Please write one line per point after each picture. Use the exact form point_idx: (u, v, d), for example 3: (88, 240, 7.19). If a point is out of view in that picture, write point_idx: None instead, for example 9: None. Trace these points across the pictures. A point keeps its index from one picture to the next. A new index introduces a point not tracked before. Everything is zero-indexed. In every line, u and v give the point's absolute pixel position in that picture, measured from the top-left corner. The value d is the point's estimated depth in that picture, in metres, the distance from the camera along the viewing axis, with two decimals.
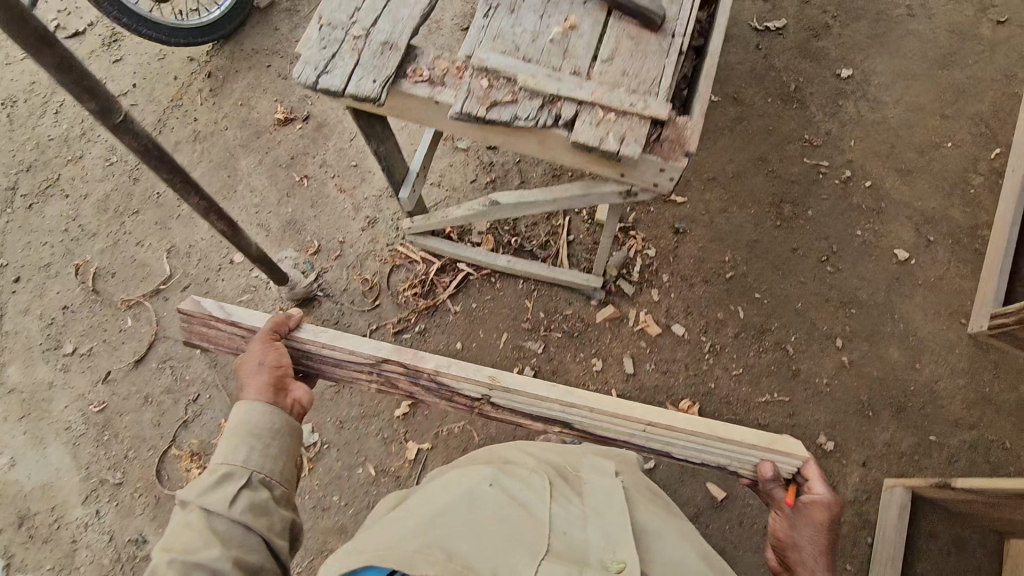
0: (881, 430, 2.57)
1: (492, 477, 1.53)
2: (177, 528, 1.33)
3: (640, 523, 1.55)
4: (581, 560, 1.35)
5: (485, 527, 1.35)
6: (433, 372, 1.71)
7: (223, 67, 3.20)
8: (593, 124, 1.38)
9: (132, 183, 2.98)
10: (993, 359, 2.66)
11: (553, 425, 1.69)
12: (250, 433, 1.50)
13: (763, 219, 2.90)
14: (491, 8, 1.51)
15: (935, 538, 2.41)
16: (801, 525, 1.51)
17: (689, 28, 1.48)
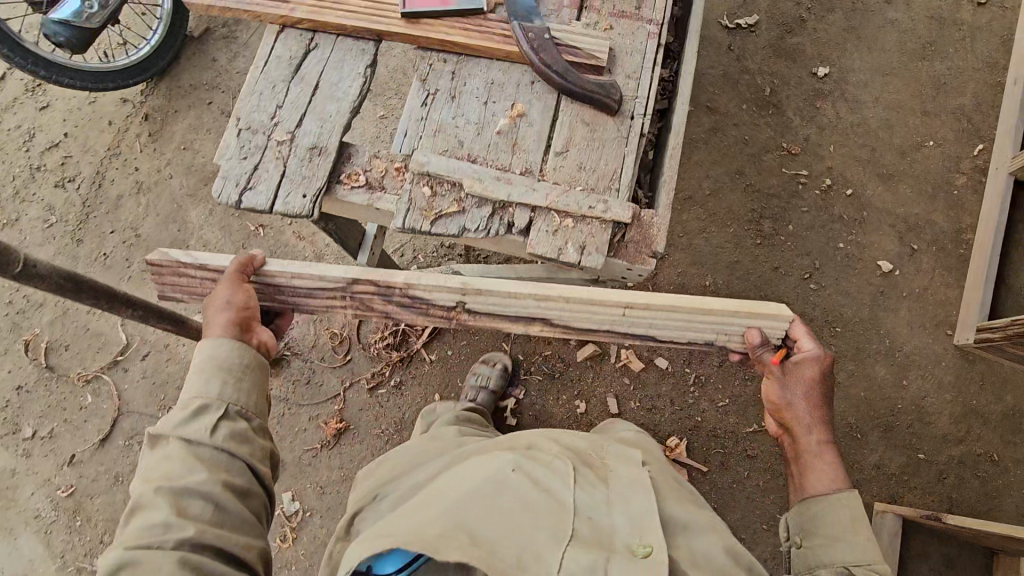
0: (870, 452, 2.56)
1: (512, 458, 1.39)
2: (157, 461, 1.25)
3: (671, 508, 1.40)
4: (608, 546, 1.24)
5: (505, 514, 1.24)
6: (404, 287, 1.48)
7: (161, 107, 2.95)
8: (550, 232, 1.26)
9: (75, 245, 2.78)
10: (979, 370, 2.64)
11: (533, 325, 1.52)
12: (215, 362, 1.35)
13: (743, 238, 2.81)
14: (429, 96, 1.36)
15: (927, 559, 2.44)
16: (794, 389, 1.53)
17: (649, 107, 1.34)
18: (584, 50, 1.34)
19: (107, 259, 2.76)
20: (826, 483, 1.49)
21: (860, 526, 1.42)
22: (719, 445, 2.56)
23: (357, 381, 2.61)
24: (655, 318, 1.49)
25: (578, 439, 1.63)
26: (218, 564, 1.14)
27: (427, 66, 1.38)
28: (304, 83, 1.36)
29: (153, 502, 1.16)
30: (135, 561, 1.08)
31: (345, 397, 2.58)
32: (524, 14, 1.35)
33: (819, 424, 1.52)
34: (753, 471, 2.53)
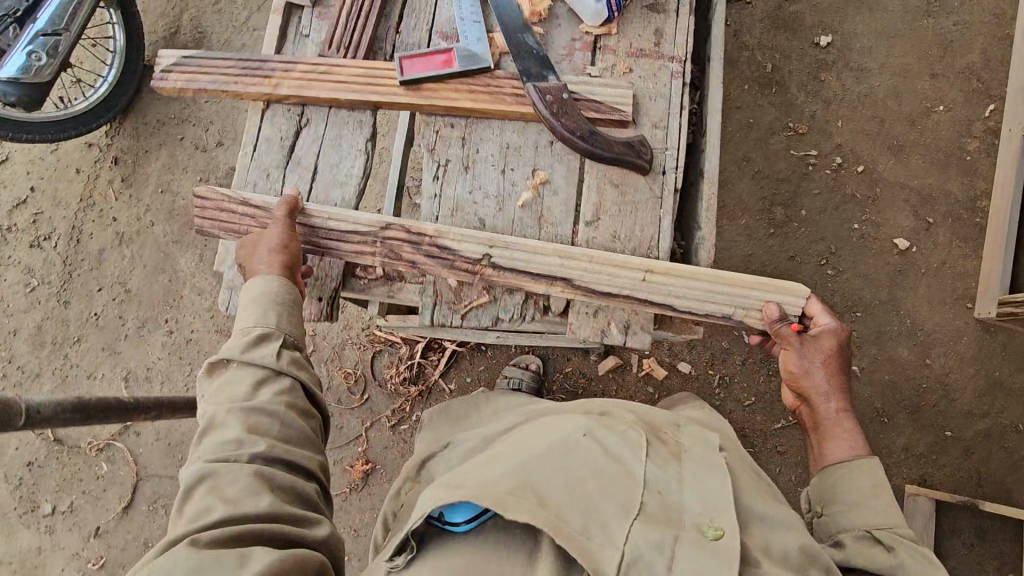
0: (897, 435, 2.58)
1: (582, 423, 1.34)
2: (220, 385, 1.23)
3: (750, 492, 1.27)
4: (674, 523, 1.17)
5: (572, 482, 1.21)
6: (434, 236, 1.32)
7: (129, 148, 2.74)
8: (591, 313, 1.33)
9: (63, 307, 2.64)
10: (1001, 342, 2.62)
11: (554, 285, 1.29)
12: (261, 298, 1.28)
13: (756, 228, 2.74)
14: (442, 168, 1.35)
15: (958, 533, 2.50)
16: (812, 358, 1.38)
17: (681, 157, 1.31)
18: (605, 103, 1.31)
19: (100, 319, 2.63)
20: (846, 450, 1.37)
21: (881, 491, 1.31)
22: (748, 444, 2.56)
23: (378, 419, 2.55)
24: (684, 285, 1.29)
25: (658, 413, 1.52)
26: (290, 481, 1.16)
27: (436, 136, 1.37)
28: (301, 167, 1.43)
29: (226, 419, 1.16)
30: (213, 474, 1.10)
31: (369, 436, 2.53)
32: (535, 73, 1.32)
33: (838, 392, 1.38)
34: (784, 465, 2.54)
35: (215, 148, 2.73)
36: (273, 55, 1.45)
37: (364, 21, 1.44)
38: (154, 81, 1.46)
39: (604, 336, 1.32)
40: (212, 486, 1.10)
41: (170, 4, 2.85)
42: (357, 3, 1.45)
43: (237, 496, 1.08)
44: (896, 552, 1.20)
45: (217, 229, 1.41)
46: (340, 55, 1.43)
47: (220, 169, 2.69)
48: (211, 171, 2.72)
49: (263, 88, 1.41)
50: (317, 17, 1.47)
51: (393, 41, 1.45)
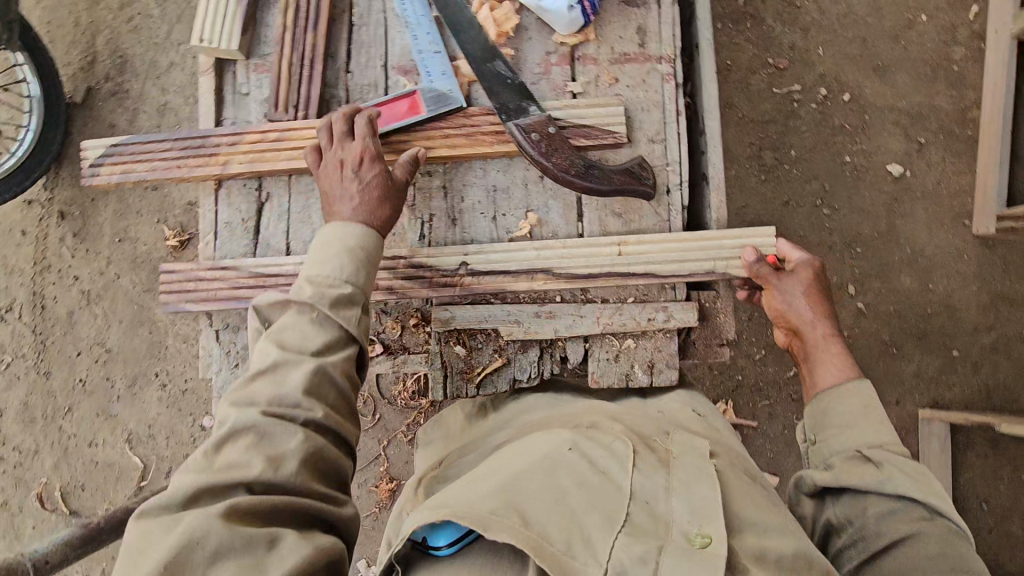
0: (907, 363, 2.59)
1: (565, 437, 1.04)
2: (293, 323, 1.06)
3: (738, 497, 1.02)
4: (661, 536, 0.89)
5: (550, 493, 0.91)
6: (409, 258, 1.25)
7: (73, 199, 2.53)
8: (611, 358, 1.25)
9: (44, 378, 2.51)
10: (1000, 254, 2.62)
11: (535, 278, 1.24)
12: (352, 244, 1.14)
13: (747, 177, 2.62)
14: (427, 224, 1.29)
15: (973, 445, 2.58)
16: (793, 291, 1.36)
17: (686, 171, 1.27)
18: (596, 128, 1.26)
19: (88, 383, 2.51)
20: (837, 373, 1.33)
21: (872, 412, 1.28)
22: (764, 397, 2.55)
23: (395, 437, 2.48)
24: (660, 249, 1.23)
25: (639, 417, 1.20)
26: (335, 456, 1.03)
27: (415, 190, 1.30)
28: (272, 249, 1.33)
29: (289, 371, 1.02)
30: (261, 427, 0.96)
31: (388, 456, 2.48)
32: (515, 107, 1.23)
33: (822, 318, 1.36)
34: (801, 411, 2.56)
35: (166, 184, 2.52)
36: (214, 127, 1.33)
37: (308, 70, 1.32)
38: (85, 179, 1.33)
39: (631, 379, 1.24)
40: (256, 439, 0.95)
41: (81, 31, 2.57)
42: (295, 50, 1.33)
43: (282, 459, 0.94)
44: (884, 466, 1.19)
45: (184, 296, 1.31)
46: (291, 115, 1.32)
47: (176, 206, 2.49)
48: (166, 210, 2.52)
49: (213, 168, 1.31)
50: (254, 71, 1.36)
51: (346, 84, 1.35)
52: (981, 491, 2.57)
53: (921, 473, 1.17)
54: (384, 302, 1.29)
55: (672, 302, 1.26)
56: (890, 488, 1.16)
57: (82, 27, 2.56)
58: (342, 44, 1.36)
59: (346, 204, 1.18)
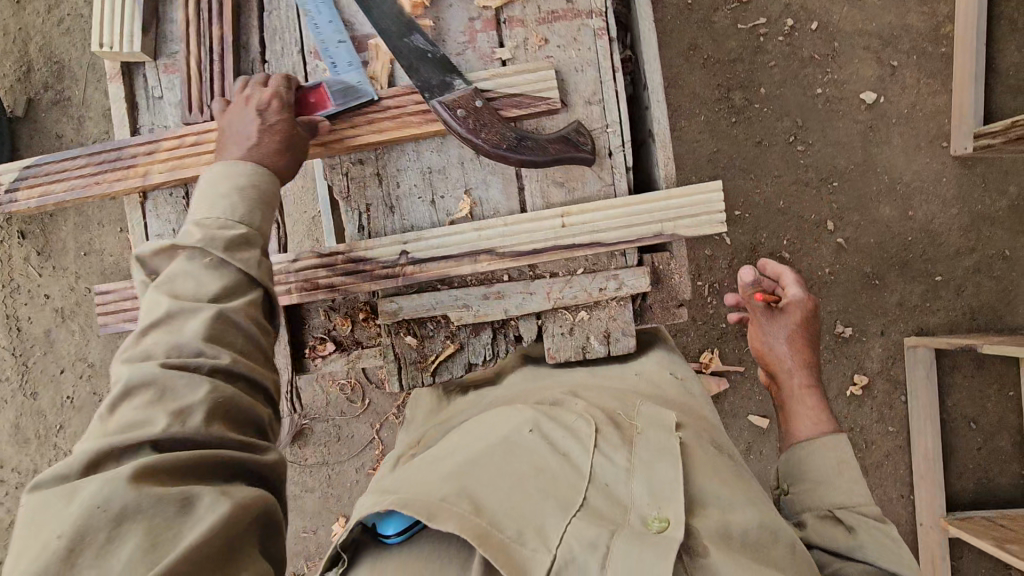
0: (890, 293, 2.58)
1: (528, 416, 1.08)
2: (183, 269, 0.93)
3: (701, 470, 1.05)
4: (618, 519, 0.93)
5: (507, 482, 0.95)
6: (346, 253, 1.22)
7: (31, 216, 2.47)
8: (565, 332, 1.25)
9: (32, 399, 2.51)
10: (980, 173, 2.57)
11: (478, 259, 1.20)
12: (243, 183, 1.04)
13: (717, 121, 2.54)
14: (365, 214, 1.25)
15: (959, 367, 2.60)
16: (779, 330, 1.43)
17: (626, 130, 1.23)
18: (526, 95, 1.20)
19: (77, 400, 2.52)
20: (812, 427, 1.34)
21: (847, 469, 1.26)
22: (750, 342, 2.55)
23: (386, 419, 2.51)
24: (605, 216, 1.20)
25: (608, 393, 1.19)
26: (248, 402, 0.91)
27: (348, 180, 1.26)
28: None
29: (183, 320, 0.89)
30: (159, 383, 0.84)
31: (382, 439, 2.50)
32: (439, 84, 1.16)
33: (802, 366, 1.40)
34: None
35: None
36: (129, 137, 1.29)
37: (220, 67, 1.29)
38: (2, 205, 1.29)
39: (587, 351, 1.24)
40: (154, 396, 0.83)
41: (11, 39, 2.44)
42: (206, 48, 1.29)
43: (186, 415, 0.83)
44: (856, 531, 1.17)
45: (123, 316, 1.34)
46: (206, 115, 1.28)
47: None
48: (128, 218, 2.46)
49: (132, 180, 1.27)
50: (164, 72, 1.31)
51: (263, 73, 1.31)
52: (969, 412, 2.61)
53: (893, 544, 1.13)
54: (331, 301, 1.32)
55: (622, 269, 1.24)
56: (858, 556, 1.13)
57: (12, 34, 2.44)
58: (253, 33, 1.32)
59: (242, 141, 1.10)
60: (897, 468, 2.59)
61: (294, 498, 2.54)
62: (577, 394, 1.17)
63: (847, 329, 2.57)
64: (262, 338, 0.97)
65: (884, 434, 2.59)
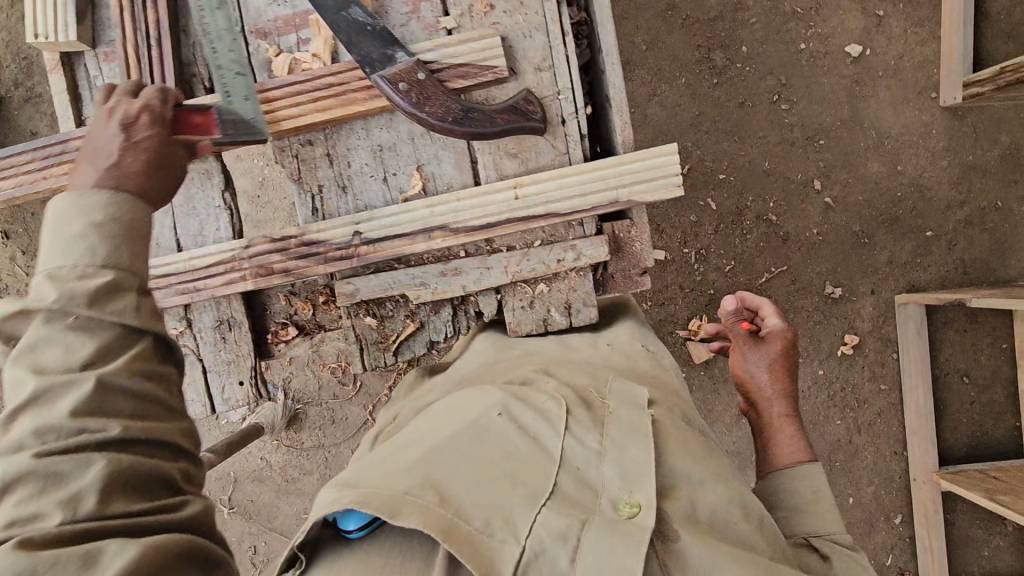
0: (880, 251, 2.54)
1: (496, 399, 1.05)
2: (39, 341, 0.80)
3: (673, 448, 1.03)
4: (589, 505, 0.90)
5: (474, 471, 0.91)
6: (299, 236, 1.22)
7: (12, 216, 2.47)
8: (525, 305, 1.27)
9: None
10: (970, 123, 2.51)
11: (433, 236, 1.20)
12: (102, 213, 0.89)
13: (698, 83, 2.47)
14: (318, 197, 1.23)
15: (951, 323, 2.58)
16: (759, 357, 1.42)
17: (579, 97, 1.22)
18: (473, 65, 1.18)
19: None
20: (793, 455, 1.30)
21: (822, 500, 1.23)
22: None
23: (379, 400, 2.53)
24: (558, 185, 1.20)
25: (577, 369, 1.17)
26: (153, 462, 0.81)
27: (298, 162, 1.23)
28: (163, 246, 1.29)
29: (54, 395, 0.78)
30: (36, 472, 0.74)
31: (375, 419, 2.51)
32: (380, 57, 1.15)
33: (782, 396, 1.38)
34: None
35: None
36: (74, 130, 1.29)
37: (154, 50, 1.26)
38: None
39: (547, 323, 1.27)
40: (35, 489, 0.73)
41: None
42: (140, 31, 1.26)
43: (76, 500, 0.73)
44: (833, 560, 1.11)
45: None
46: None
47: None
48: None
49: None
50: (104, 60, 1.30)
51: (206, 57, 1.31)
52: (962, 366, 2.59)
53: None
54: (290, 286, 1.34)
55: (581, 239, 1.23)
56: None
57: None
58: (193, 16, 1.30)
59: (100, 162, 0.96)
60: (890, 426, 2.59)
61: (293, 481, 2.59)
62: (548, 372, 1.15)
63: (837, 289, 2.54)
64: (161, 387, 0.86)
65: (876, 392, 2.59)
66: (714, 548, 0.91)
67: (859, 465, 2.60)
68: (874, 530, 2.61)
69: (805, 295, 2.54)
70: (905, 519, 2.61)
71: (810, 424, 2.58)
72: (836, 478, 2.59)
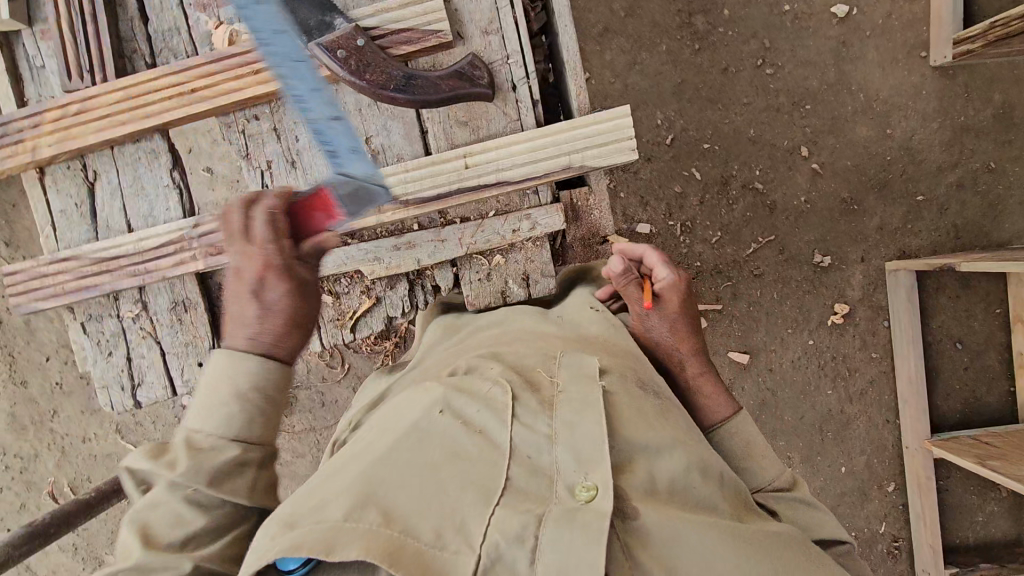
0: (869, 218, 2.49)
1: (436, 396, 1.01)
2: (155, 503, 0.95)
3: (632, 422, 1.01)
4: (544, 496, 0.90)
5: (418, 480, 0.89)
6: None
7: None
8: (479, 277, 1.36)
9: (23, 387, 2.45)
10: (961, 82, 2.44)
11: (382, 208, 1.28)
12: (244, 388, 1.02)
13: (680, 50, 2.41)
14: (267, 174, 1.34)
15: (943, 289, 2.55)
16: (658, 321, 1.30)
17: (525, 64, 1.30)
18: (416, 30, 1.26)
19: (65, 385, 2.46)
20: (719, 411, 1.29)
21: (754, 449, 1.26)
22: (726, 279, 2.48)
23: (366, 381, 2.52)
24: (503, 155, 1.27)
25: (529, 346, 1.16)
26: None
27: (245, 138, 1.33)
28: (115, 229, 1.35)
29: (158, 570, 0.89)
30: None
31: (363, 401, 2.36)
32: (317, 23, 1.21)
33: (692, 353, 1.32)
34: (765, 287, 2.50)
35: None
36: (16, 110, 1.32)
37: (93, 27, 1.30)
38: None
39: (505, 295, 1.34)
40: None
41: None
42: (75, 15, 1.29)
43: None
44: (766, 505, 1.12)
45: (32, 295, 1.34)
46: (87, 81, 1.31)
47: None
48: None
49: (21, 157, 1.30)
50: (40, 39, 1.31)
51: (144, 32, 1.34)
52: (955, 332, 2.56)
53: (821, 513, 1.21)
54: None
55: (537, 209, 1.33)
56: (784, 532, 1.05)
57: None
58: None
59: (245, 327, 1.06)
60: (881, 395, 2.57)
61: (285, 463, 2.60)
62: (496, 355, 1.13)
63: (826, 258, 2.50)
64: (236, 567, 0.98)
65: (869, 361, 2.56)
66: (672, 520, 0.91)
67: (852, 435, 2.58)
68: (866, 499, 2.60)
69: (794, 265, 2.50)
70: (898, 486, 2.61)
71: (801, 396, 2.56)
72: (829, 448, 2.58)
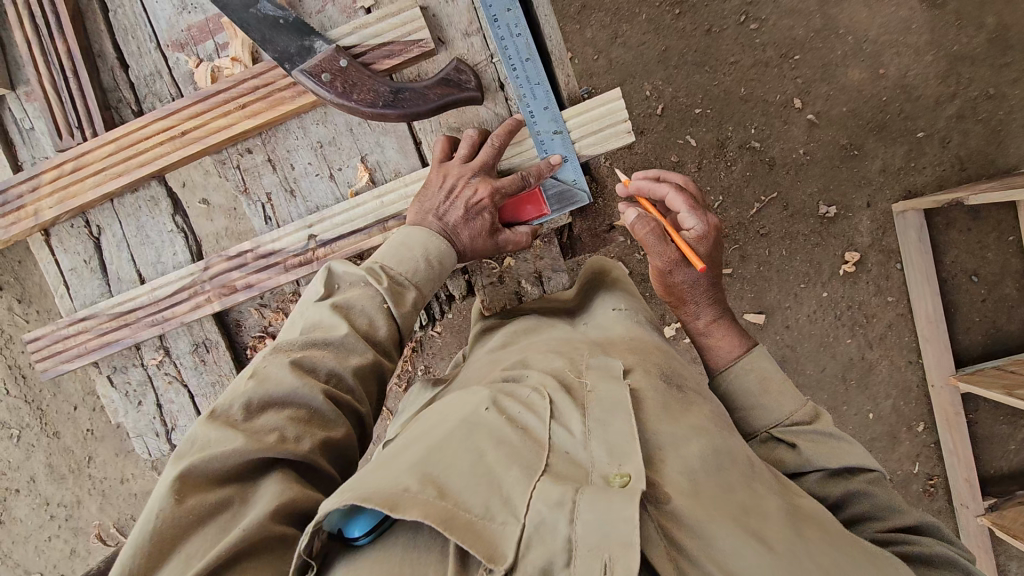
0: (871, 160, 2.45)
1: (488, 397, 1.05)
2: (353, 290, 1.14)
3: (656, 414, 1.02)
4: (581, 480, 0.89)
5: (471, 460, 0.91)
6: (254, 248, 1.34)
7: None
8: (490, 280, 1.51)
9: (57, 438, 2.49)
10: (951, 10, 2.38)
11: (388, 224, 1.32)
12: (432, 253, 1.21)
13: (660, 16, 2.37)
14: (268, 206, 1.34)
15: (952, 224, 2.52)
16: (683, 272, 1.33)
17: (510, 62, 1.29)
18: (397, 42, 1.27)
19: (97, 431, 2.50)
20: (729, 354, 1.34)
21: (771, 385, 1.26)
22: (733, 243, 2.48)
23: None
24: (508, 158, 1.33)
25: (552, 351, 1.18)
26: None
27: (241, 172, 1.34)
28: (124, 279, 1.37)
29: (354, 354, 1.07)
30: (313, 408, 1.00)
31: (391, 409, 2.13)
32: (298, 49, 1.22)
33: (710, 303, 1.36)
34: (774, 245, 2.49)
35: None
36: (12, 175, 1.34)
37: (76, 82, 1.30)
38: None
39: (519, 295, 1.47)
40: (300, 418, 0.99)
41: None
42: (56, 72, 1.29)
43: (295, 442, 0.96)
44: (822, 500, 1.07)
45: (57, 357, 1.39)
46: (77, 137, 1.32)
47: None
48: None
49: (25, 223, 1.32)
50: (26, 101, 1.33)
51: (126, 79, 1.33)
52: (969, 265, 2.54)
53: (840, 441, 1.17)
54: (261, 299, 1.42)
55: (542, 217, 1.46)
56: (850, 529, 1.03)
57: None
58: (104, 38, 1.32)
59: (447, 212, 1.25)
60: (901, 336, 2.55)
61: None
62: (529, 365, 1.15)
63: (832, 208, 2.47)
64: None
65: (885, 305, 2.53)
66: (712, 502, 0.91)
67: (876, 380, 2.58)
68: (896, 442, 2.60)
69: (797, 219, 2.48)
70: (928, 426, 2.59)
71: (817, 347, 2.56)
72: (853, 395, 2.59)
